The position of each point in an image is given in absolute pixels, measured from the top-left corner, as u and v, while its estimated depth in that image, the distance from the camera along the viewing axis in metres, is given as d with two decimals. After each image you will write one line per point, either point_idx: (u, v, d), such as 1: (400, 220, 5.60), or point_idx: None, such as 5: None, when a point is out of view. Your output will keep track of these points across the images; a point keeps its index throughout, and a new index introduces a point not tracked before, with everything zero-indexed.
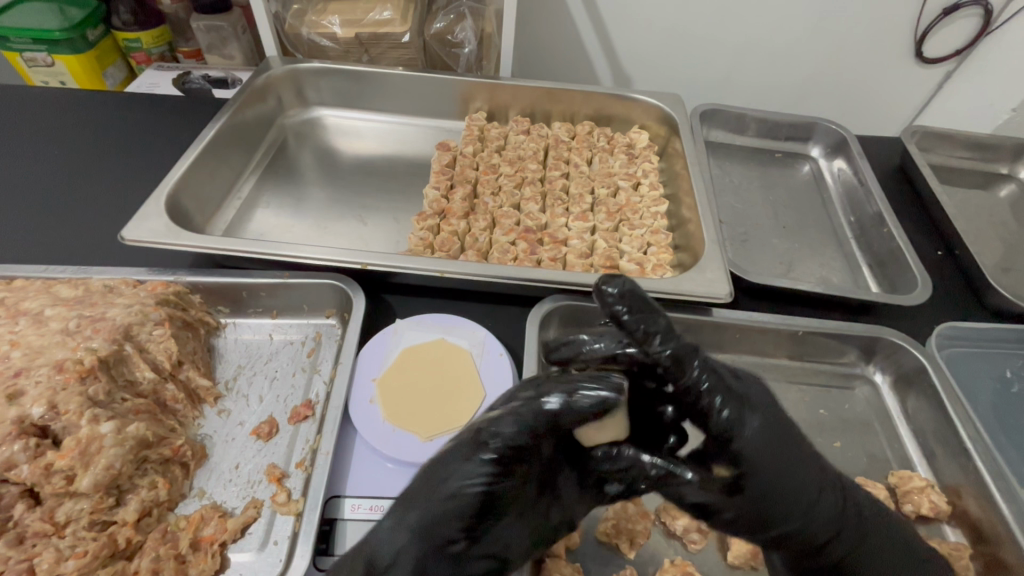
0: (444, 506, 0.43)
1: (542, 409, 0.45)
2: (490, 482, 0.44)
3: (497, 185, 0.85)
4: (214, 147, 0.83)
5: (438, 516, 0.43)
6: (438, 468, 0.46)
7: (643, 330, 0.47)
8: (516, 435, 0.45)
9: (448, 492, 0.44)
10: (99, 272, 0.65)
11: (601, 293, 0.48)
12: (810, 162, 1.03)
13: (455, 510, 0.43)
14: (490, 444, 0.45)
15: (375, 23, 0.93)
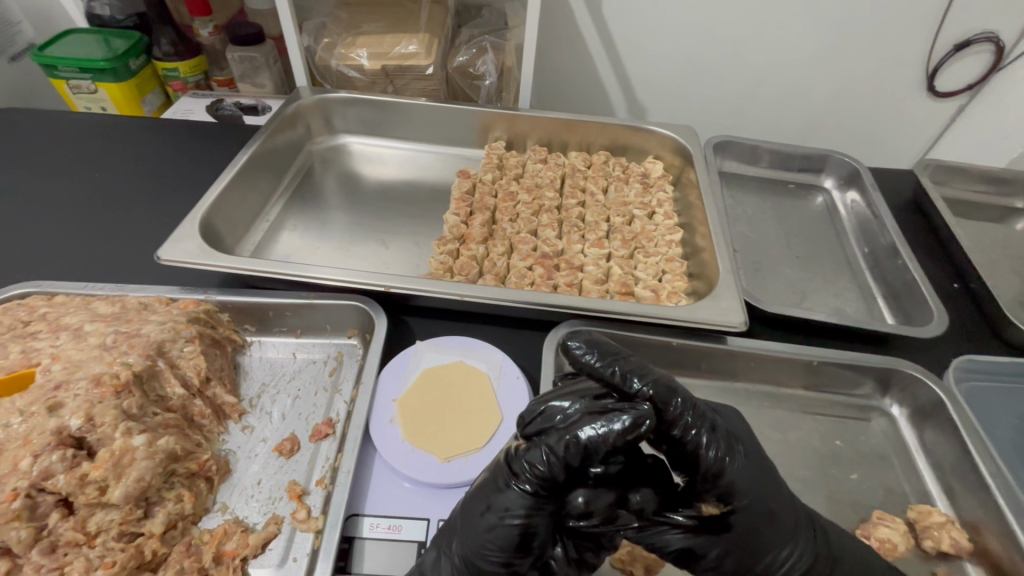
0: (485, 538, 0.45)
1: (577, 442, 0.44)
2: (527, 516, 0.45)
3: (515, 212, 0.88)
4: (245, 172, 0.87)
5: (478, 548, 0.45)
6: (476, 501, 0.47)
7: (620, 373, 0.49)
8: (549, 470, 0.44)
9: (486, 527, 0.45)
10: (135, 289, 0.68)
11: (569, 352, 0.52)
12: (823, 194, 1.05)
13: (493, 543, 0.45)
14: (522, 476, 0.46)
15: (401, 56, 0.98)
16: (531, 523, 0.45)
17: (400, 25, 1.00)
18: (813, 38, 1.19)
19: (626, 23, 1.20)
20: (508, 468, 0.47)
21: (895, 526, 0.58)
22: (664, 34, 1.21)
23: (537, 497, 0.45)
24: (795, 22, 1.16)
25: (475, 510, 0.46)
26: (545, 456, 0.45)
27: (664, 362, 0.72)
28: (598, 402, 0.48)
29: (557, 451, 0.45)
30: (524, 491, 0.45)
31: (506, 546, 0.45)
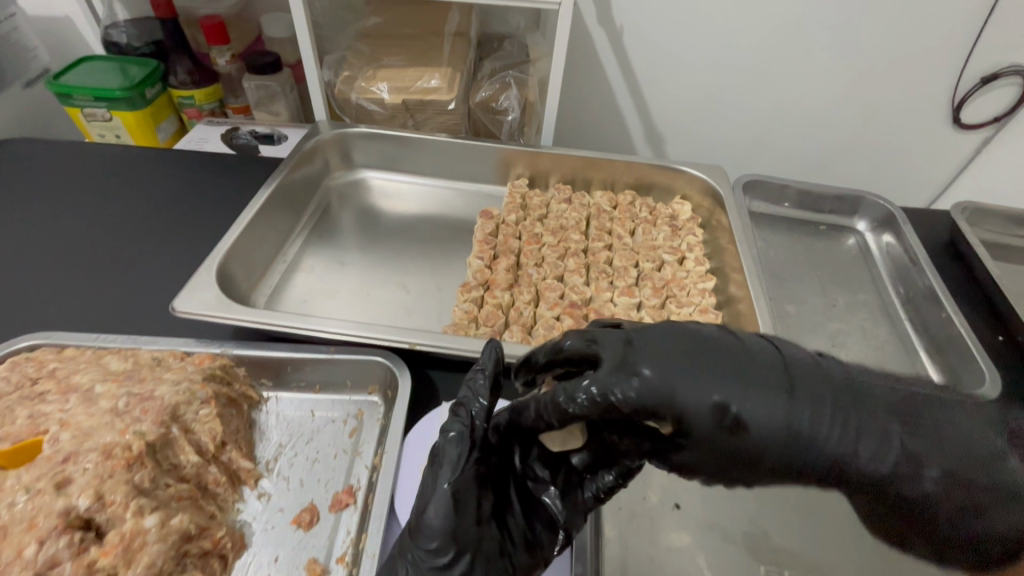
0: (421, 513, 0.46)
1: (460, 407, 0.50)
2: (455, 482, 0.46)
3: (541, 256, 0.85)
4: (263, 211, 0.85)
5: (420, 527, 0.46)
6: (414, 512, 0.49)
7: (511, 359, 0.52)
8: (456, 434, 0.48)
9: (421, 533, 0.46)
10: (148, 342, 0.65)
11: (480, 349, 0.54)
12: (855, 235, 1.01)
13: (433, 516, 0.46)
14: (449, 447, 0.48)
15: (422, 90, 0.95)
16: (463, 520, 0.46)
17: (422, 59, 0.98)
18: (840, 72, 1.17)
19: (650, 55, 1.19)
20: (431, 471, 0.49)
21: None
22: (688, 66, 1.20)
23: (457, 491, 0.47)
24: (823, 56, 1.15)
25: (414, 520, 0.48)
26: (453, 426, 0.49)
27: None
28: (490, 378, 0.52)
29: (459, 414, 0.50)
30: (449, 490, 0.46)
31: (446, 516, 0.46)
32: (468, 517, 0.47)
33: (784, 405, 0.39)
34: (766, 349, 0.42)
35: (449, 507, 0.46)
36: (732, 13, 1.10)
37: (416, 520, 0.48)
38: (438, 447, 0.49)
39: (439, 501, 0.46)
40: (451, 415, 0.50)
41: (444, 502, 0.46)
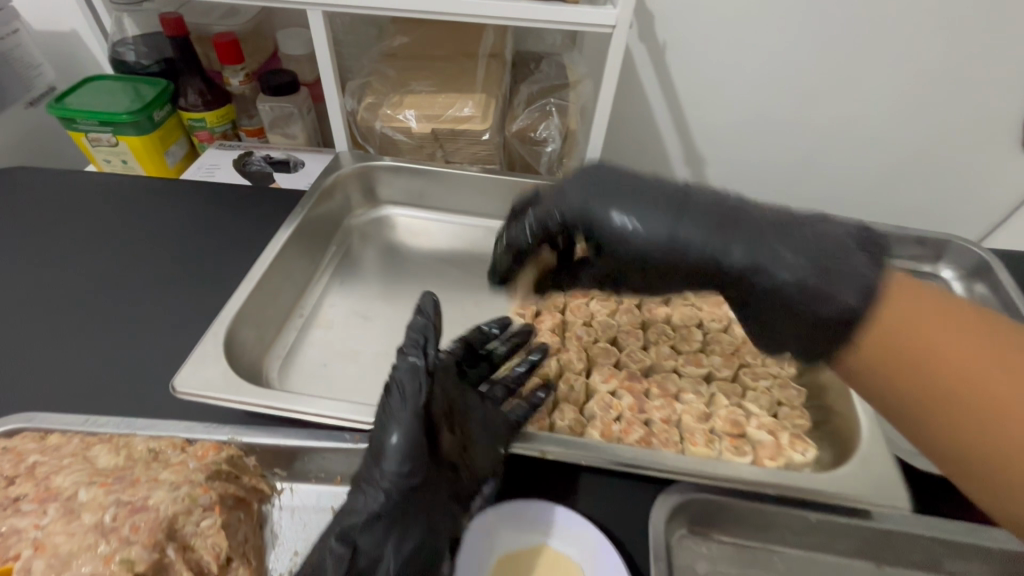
0: (374, 467, 0.51)
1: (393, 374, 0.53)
2: (404, 429, 0.50)
3: (590, 312, 0.75)
4: (280, 260, 0.76)
5: (372, 467, 0.51)
6: (372, 446, 0.52)
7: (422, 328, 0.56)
8: (404, 386, 0.52)
9: (383, 461, 0.50)
10: (145, 427, 0.57)
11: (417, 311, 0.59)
12: (940, 284, 0.90)
13: (382, 462, 0.50)
14: (387, 399, 0.52)
15: (454, 119, 0.85)
16: (421, 444, 0.51)
17: (453, 84, 0.88)
18: (907, 97, 1.07)
19: (698, 77, 1.08)
20: (387, 402, 0.52)
21: None
22: (739, 88, 1.09)
23: (414, 420, 0.50)
24: (893, 79, 1.04)
25: (373, 451, 0.52)
26: (394, 381, 0.53)
27: (786, 533, 0.57)
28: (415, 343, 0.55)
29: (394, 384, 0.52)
30: (404, 417, 0.50)
31: (392, 455, 0.50)
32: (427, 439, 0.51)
33: (671, 219, 0.46)
34: (671, 183, 0.49)
35: (405, 431, 0.50)
36: (795, 32, 1.00)
37: (375, 451, 0.52)
38: (389, 388, 0.53)
39: (397, 431, 0.50)
40: (399, 359, 0.54)
41: (403, 430, 0.50)
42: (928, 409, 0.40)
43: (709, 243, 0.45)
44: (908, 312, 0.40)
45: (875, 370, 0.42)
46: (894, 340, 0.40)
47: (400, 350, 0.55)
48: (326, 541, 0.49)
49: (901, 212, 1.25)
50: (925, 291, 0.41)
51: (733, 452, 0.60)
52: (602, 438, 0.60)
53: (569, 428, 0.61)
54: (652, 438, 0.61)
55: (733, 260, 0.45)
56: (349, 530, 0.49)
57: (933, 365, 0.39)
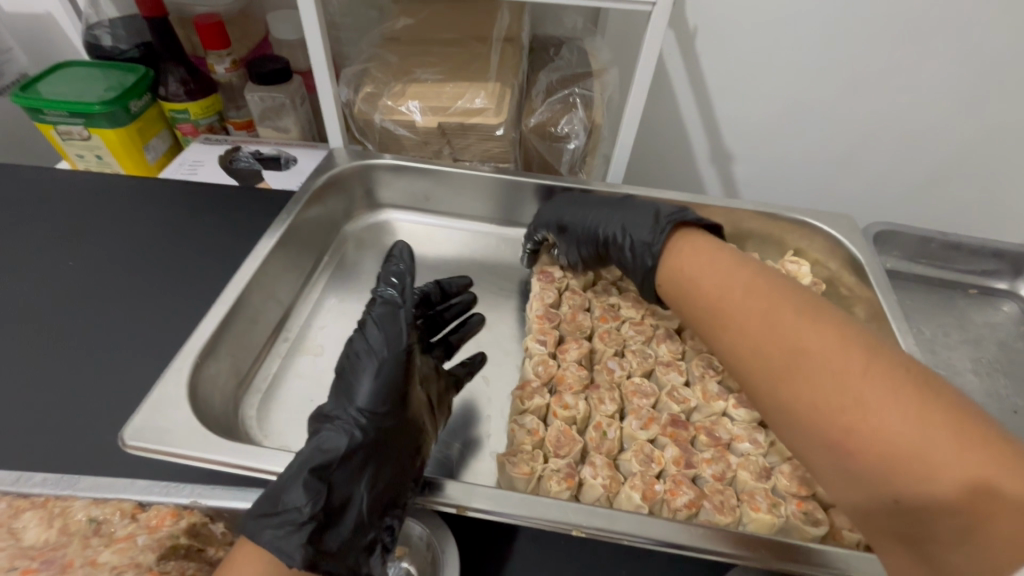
0: (317, 442, 0.46)
1: (361, 339, 0.52)
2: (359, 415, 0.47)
3: (623, 340, 0.64)
4: (261, 276, 0.65)
5: (319, 442, 0.46)
6: (340, 385, 0.51)
7: (391, 289, 0.55)
8: (365, 352, 0.51)
9: (352, 398, 0.49)
10: (87, 487, 0.45)
11: (386, 267, 0.58)
12: (1018, 304, 0.79)
13: (325, 443, 0.46)
14: (349, 364, 0.51)
15: (464, 111, 0.74)
16: (396, 381, 0.49)
17: (463, 72, 0.77)
18: (987, 87, 0.88)
19: (728, 64, 0.91)
20: (360, 341, 0.52)
21: None
22: (777, 75, 0.91)
23: (391, 355, 0.50)
24: (968, 70, 0.86)
25: (342, 388, 0.50)
26: (360, 344, 0.52)
27: None
28: (385, 306, 0.54)
29: (359, 345, 0.52)
30: (381, 353, 0.50)
31: (334, 439, 0.46)
32: (402, 379, 0.50)
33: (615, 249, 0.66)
34: (616, 224, 0.65)
35: (381, 366, 0.50)
36: (838, 10, 0.83)
37: (345, 389, 0.50)
38: (364, 326, 0.53)
39: (376, 363, 0.50)
40: (377, 296, 0.55)
41: (380, 359, 0.50)
42: (822, 433, 0.43)
43: (608, 223, 0.66)
44: (805, 339, 0.46)
45: (768, 388, 0.48)
46: (786, 364, 0.46)
47: (377, 292, 0.55)
48: (282, 480, 0.43)
49: (974, 222, 1.04)
50: (829, 324, 0.46)
51: (803, 521, 0.49)
52: (643, 502, 0.50)
53: (604, 488, 0.51)
54: (703, 501, 0.50)
55: (625, 238, 0.64)
56: (304, 474, 0.43)
57: (822, 399, 0.43)
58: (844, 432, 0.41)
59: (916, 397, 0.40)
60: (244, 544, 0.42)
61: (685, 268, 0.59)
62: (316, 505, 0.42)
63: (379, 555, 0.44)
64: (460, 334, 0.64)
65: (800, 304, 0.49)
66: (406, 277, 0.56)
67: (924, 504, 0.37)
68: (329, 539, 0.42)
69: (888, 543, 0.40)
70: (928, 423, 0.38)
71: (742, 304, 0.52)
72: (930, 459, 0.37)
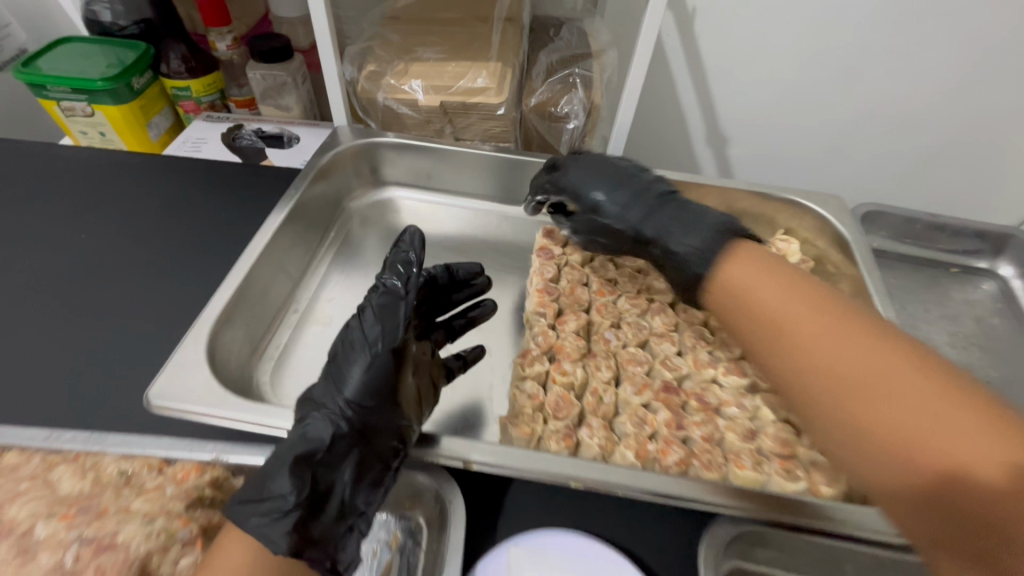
0: (300, 432, 0.47)
1: (356, 326, 0.53)
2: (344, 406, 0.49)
3: (618, 313, 0.67)
4: (271, 248, 0.68)
5: (303, 432, 0.47)
6: (330, 371, 0.52)
7: (390, 281, 0.57)
8: (358, 342, 0.52)
9: (341, 387, 0.50)
10: (114, 444, 0.48)
11: (394, 250, 0.59)
12: (993, 281, 0.82)
13: (312, 433, 0.47)
14: (342, 351, 0.52)
15: (466, 91, 0.75)
16: (385, 378, 0.50)
17: (465, 51, 0.78)
18: (973, 72, 0.90)
19: (723, 45, 0.92)
20: (353, 331, 0.53)
21: None
22: (770, 56, 0.93)
23: (382, 346, 0.51)
24: (957, 54, 0.88)
25: (332, 376, 0.51)
26: (353, 332, 0.53)
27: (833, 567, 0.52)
28: (382, 296, 0.55)
29: (352, 332, 0.53)
30: (375, 347, 0.51)
31: (315, 432, 0.47)
32: (392, 373, 0.51)
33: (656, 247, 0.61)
34: (668, 225, 0.60)
35: (372, 361, 0.51)
36: None
37: (335, 377, 0.51)
38: (363, 315, 0.54)
39: (368, 354, 0.51)
40: (380, 286, 0.57)
41: (372, 350, 0.51)
42: (878, 438, 0.40)
43: (652, 224, 0.62)
44: (856, 348, 0.44)
45: (823, 393, 0.44)
46: (828, 371, 0.44)
47: (378, 282, 0.58)
48: (268, 466, 0.46)
49: (960, 204, 1.07)
50: (881, 334, 0.44)
51: (784, 477, 0.53)
52: (636, 460, 0.53)
53: (599, 447, 0.54)
54: (693, 459, 0.54)
55: (673, 243, 0.59)
56: (289, 460, 0.45)
57: (850, 370, 0.43)
58: (865, 408, 0.41)
59: (973, 404, 0.38)
60: (231, 529, 0.44)
61: (737, 279, 0.53)
62: (301, 490, 0.44)
63: (356, 538, 0.46)
64: (467, 317, 0.67)
65: (858, 316, 0.47)
66: (415, 270, 0.57)
67: (984, 509, 0.35)
68: (312, 522, 0.44)
69: (952, 560, 0.36)
70: (992, 428, 0.36)
71: (793, 311, 0.48)
72: (980, 460, 0.35)
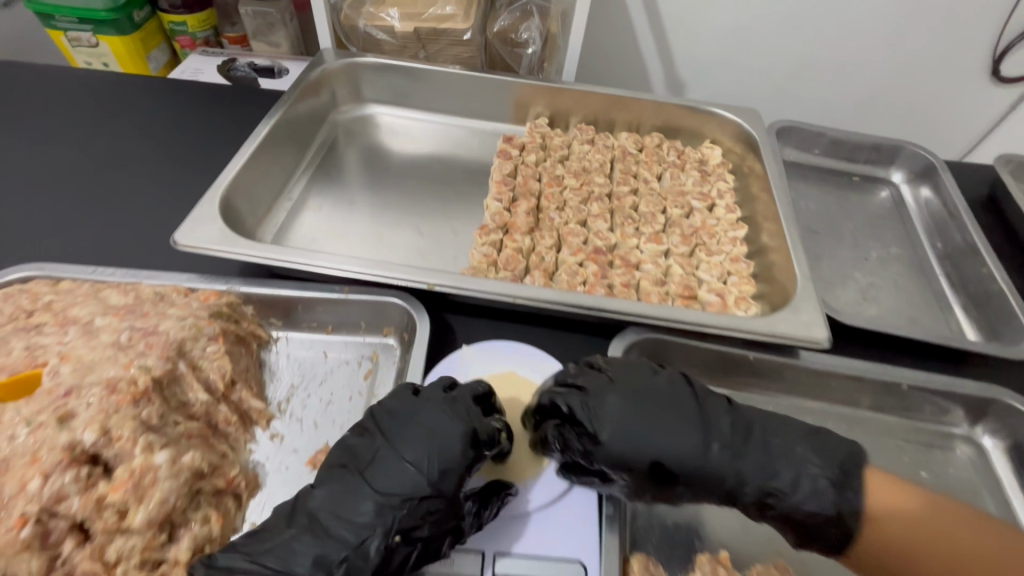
0: (306, 506, 0.47)
1: (368, 442, 0.49)
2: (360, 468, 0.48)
3: (563, 199, 0.80)
4: (268, 144, 0.80)
5: (315, 500, 0.47)
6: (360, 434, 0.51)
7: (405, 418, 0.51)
8: (365, 456, 0.49)
9: (376, 446, 0.49)
10: (149, 277, 0.61)
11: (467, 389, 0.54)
12: (889, 187, 0.96)
13: (311, 506, 0.46)
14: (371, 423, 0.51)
15: (436, 18, 0.86)
16: (388, 528, 0.45)
17: None
18: None
19: None
20: (406, 430, 0.49)
21: None
22: None
23: (431, 489, 0.46)
24: None
25: (354, 449, 0.49)
26: (367, 446, 0.49)
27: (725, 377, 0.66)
28: (401, 426, 0.50)
29: (370, 452, 0.49)
30: (385, 500, 0.46)
31: (321, 498, 0.47)
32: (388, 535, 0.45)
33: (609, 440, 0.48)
34: (614, 408, 0.49)
35: (380, 492, 0.46)
36: None
37: (361, 445, 0.50)
38: (383, 431, 0.50)
39: (408, 475, 0.46)
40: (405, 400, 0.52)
41: (415, 480, 0.46)
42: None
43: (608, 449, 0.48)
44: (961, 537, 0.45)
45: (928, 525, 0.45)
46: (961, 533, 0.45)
47: (437, 396, 0.51)
48: (286, 543, 0.44)
49: None
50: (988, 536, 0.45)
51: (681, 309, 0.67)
52: None
53: None
54: None
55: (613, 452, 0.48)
56: (311, 544, 0.44)
57: (921, 500, 0.46)
58: (930, 535, 0.44)
59: None
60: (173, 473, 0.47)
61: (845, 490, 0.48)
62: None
63: None
64: None
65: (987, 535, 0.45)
66: (460, 401, 0.51)
67: None
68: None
69: None
70: None
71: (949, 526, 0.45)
72: None
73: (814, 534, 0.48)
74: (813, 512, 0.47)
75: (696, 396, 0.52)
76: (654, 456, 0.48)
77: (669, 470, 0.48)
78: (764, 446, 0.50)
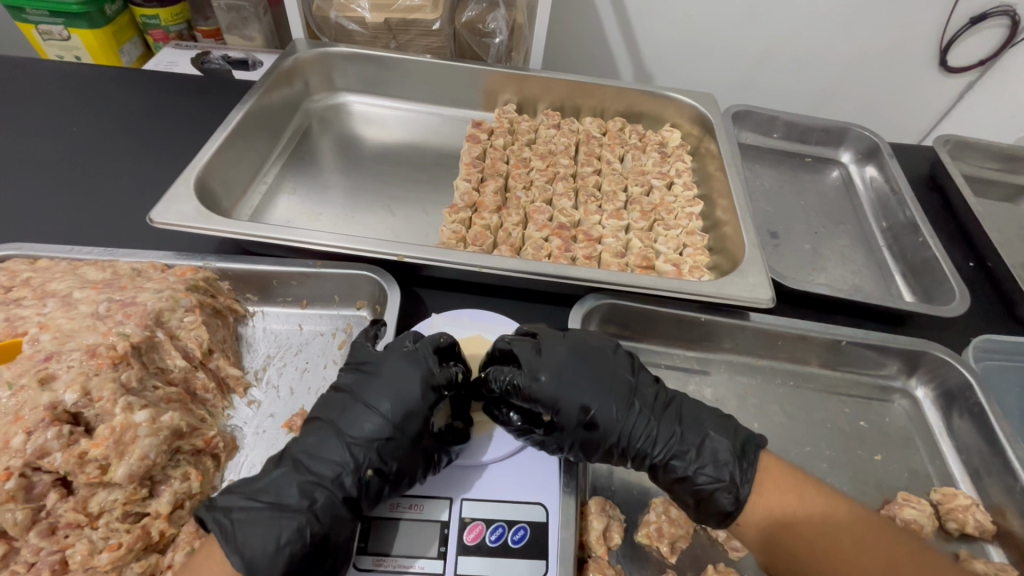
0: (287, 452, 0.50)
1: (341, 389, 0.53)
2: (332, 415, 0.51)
3: (529, 180, 0.84)
4: (241, 130, 0.81)
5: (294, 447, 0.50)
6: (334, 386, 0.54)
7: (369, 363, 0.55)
8: (337, 404, 0.52)
9: (345, 392, 0.53)
10: (125, 255, 0.63)
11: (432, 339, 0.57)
12: (840, 167, 1.02)
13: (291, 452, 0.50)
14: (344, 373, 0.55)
15: (405, 8, 0.88)
16: (356, 457, 0.49)
17: None
18: None
19: None
20: (374, 380, 0.52)
21: (921, 508, 0.58)
22: None
23: (400, 428, 0.50)
24: None
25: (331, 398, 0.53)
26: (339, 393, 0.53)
27: (681, 339, 0.71)
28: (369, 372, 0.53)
29: (341, 398, 0.53)
30: (351, 440, 0.49)
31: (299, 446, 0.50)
32: (356, 468, 0.48)
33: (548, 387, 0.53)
34: (560, 361, 0.55)
35: (348, 432, 0.50)
36: None
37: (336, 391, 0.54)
38: (352, 378, 0.54)
39: (377, 416, 0.50)
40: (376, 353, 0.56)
41: (384, 420, 0.50)
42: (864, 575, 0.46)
43: (555, 393, 0.53)
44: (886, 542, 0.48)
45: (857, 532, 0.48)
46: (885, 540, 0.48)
47: (399, 349, 0.54)
48: (272, 481, 0.48)
49: None
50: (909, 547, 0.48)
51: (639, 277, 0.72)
52: None
53: None
54: None
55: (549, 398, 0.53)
56: (297, 477, 0.48)
57: (815, 503, 0.49)
58: (816, 533, 0.48)
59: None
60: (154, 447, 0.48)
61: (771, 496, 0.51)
62: (294, 524, 0.45)
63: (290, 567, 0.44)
64: None
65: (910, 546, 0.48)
66: (417, 348, 0.54)
67: None
68: (287, 564, 0.44)
69: None
70: None
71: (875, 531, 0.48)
72: None
73: (707, 501, 0.52)
74: (710, 478, 0.52)
75: (632, 366, 0.57)
76: (582, 406, 0.53)
77: (593, 421, 0.53)
78: (677, 416, 0.55)
